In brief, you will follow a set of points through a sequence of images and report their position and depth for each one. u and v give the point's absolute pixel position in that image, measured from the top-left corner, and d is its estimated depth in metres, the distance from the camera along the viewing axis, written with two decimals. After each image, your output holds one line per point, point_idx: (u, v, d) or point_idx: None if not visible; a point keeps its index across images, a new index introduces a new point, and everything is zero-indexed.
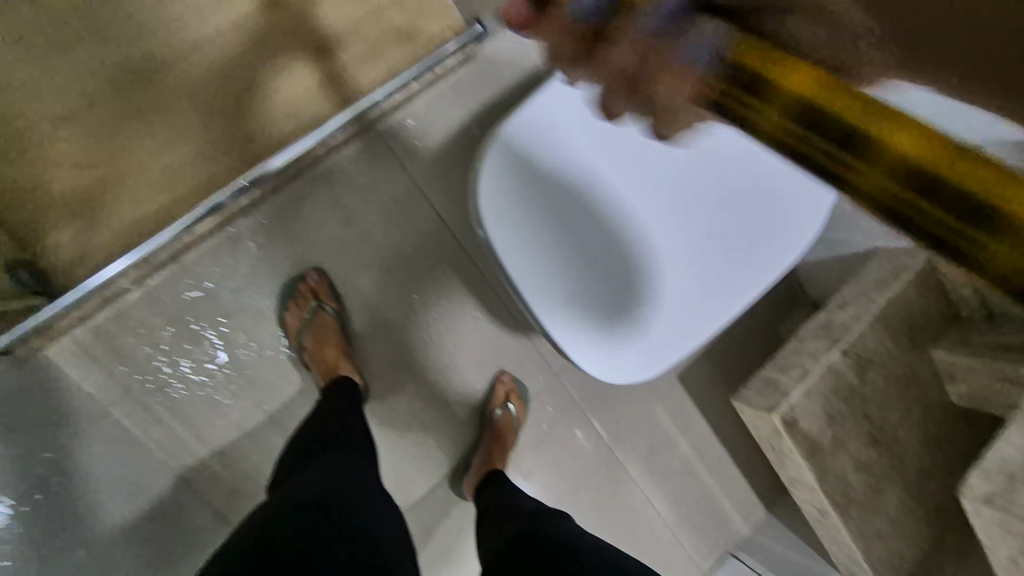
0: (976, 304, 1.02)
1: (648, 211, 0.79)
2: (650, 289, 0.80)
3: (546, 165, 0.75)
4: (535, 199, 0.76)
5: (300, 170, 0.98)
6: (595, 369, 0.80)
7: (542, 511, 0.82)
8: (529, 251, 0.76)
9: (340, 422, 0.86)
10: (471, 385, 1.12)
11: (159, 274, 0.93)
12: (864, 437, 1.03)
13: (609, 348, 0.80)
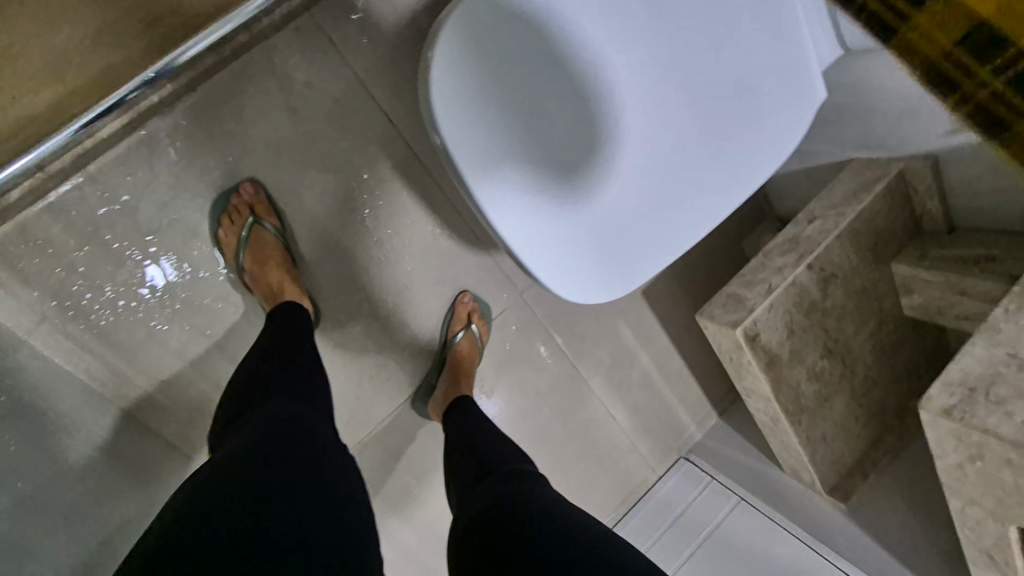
0: (940, 219, 1.03)
1: (628, 98, 0.67)
2: (627, 191, 0.70)
3: (510, 38, 0.63)
4: (496, 81, 0.64)
5: (223, 63, 0.83)
6: (560, 286, 0.69)
7: (515, 476, 0.78)
8: (487, 145, 0.65)
9: (291, 351, 0.81)
10: (432, 305, 1.07)
11: (64, 185, 0.80)
12: (821, 349, 1.05)
13: (578, 260, 0.70)
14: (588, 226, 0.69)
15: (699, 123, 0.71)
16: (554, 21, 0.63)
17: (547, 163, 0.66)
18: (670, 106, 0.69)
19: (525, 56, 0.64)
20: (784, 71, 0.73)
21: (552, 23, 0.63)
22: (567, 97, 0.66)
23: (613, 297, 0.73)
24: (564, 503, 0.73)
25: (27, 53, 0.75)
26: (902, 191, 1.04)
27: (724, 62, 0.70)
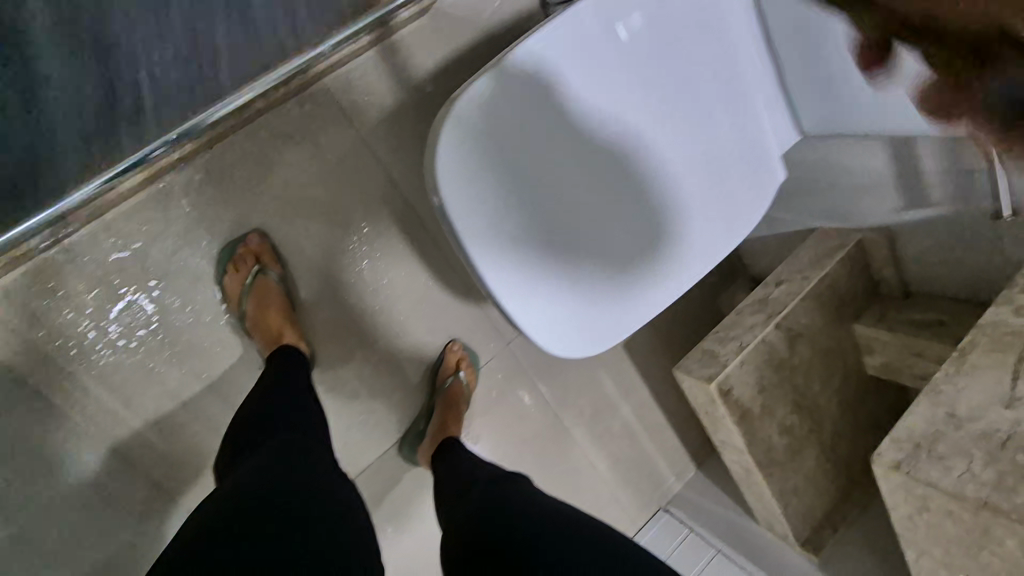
0: (895, 283, 1.12)
1: (616, 176, 0.74)
2: (612, 258, 0.76)
3: (512, 119, 0.68)
4: (497, 158, 0.68)
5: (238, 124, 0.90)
6: (549, 343, 0.76)
7: (499, 478, 0.85)
8: (489, 218, 0.69)
9: (291, 396, 0.83)
10: (422, 352, 1.12)
11: (79, 232, 0.84)
12: (790, 404, 1.11)
13: (566, 320, 0.76)
14: (577, 290, 0.76)
15: (676, 200, 0.78)
16: (550, 106, 0.69)
17: (544, 234, 0.72)
18: (653, 185, 0.76)
19: (525, 137, 0.69)
20: (753, 154, 0.83)
21: (549, 107, 0.69)
22: (562, 173, 0.71)
23: (597, 353, 0.80)
24: (541, 496, 0.80)
25: (61, 113, 0.81)
26: (862, 257, 1.12)
27: (698, 145, 0.78)
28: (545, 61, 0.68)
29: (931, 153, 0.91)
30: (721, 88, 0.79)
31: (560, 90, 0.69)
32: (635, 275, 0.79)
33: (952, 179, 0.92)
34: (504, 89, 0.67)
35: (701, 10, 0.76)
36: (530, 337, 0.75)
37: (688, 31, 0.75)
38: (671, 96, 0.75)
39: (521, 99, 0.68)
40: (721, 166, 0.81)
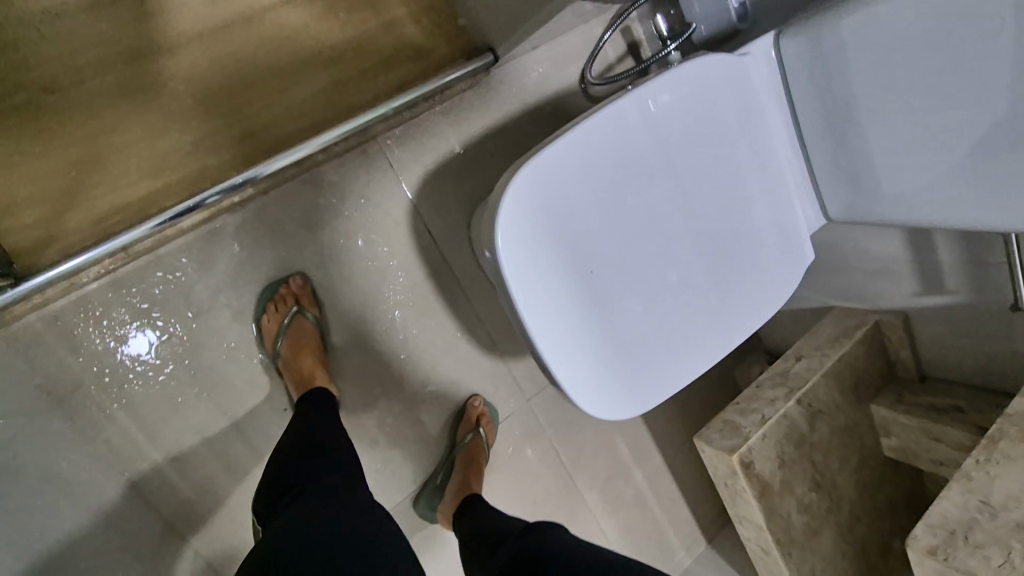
0: (912, 366, 1.14)
1: (657, 247, 0.78)
2: (648, 324, 0.79)
3: (567, 186, 0.72)
4: (552, 219, 0.72)
5: (294, 173, 0.94)
6: (582, 401, 0.77)
7: (529, 527, 0.84)
8: (539, 281, 0.72)
9: (322, 439, 0.83)
10: (444, 404, 1.12)
11: (130, 264, 0.86)
12: (809, 481, 1.10)
13: (600, 379, 0.78)
14: (614, 350, 0.78)
15: (711, 274, 0.82)
16: (601, 179, 0.74)
17: (588, 298, 0.75)
18: (690, 256, 0.80)
19: (577, 202, 0.73)
20: (784, 236, 0.88)
21: (601, 179, 0.74)
22: (608, 239, 0.75)
23: (628, 415, 0.80)
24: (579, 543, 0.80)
25: (133, 154, 0.85)
26: (879, 338, 1.15)
27: (734, 222, 0.83)
28: (600, 137, 0.74)
29: (946, 246, 0.96)
30: (756, 173, 0.84)
31: (611, 165, 0.74)
32: (670, 342, 0.81)
33: (968, 271, 0.96)
34: (562, 160, 0.72)
35: (739, 103, 0.82)
36: (569, 397, 0.76)
37: (730, 121, 0.81)
38: (712, 176, 0.80)
39: (576, 170, 0.73)
40: (755, 244, 0.85)
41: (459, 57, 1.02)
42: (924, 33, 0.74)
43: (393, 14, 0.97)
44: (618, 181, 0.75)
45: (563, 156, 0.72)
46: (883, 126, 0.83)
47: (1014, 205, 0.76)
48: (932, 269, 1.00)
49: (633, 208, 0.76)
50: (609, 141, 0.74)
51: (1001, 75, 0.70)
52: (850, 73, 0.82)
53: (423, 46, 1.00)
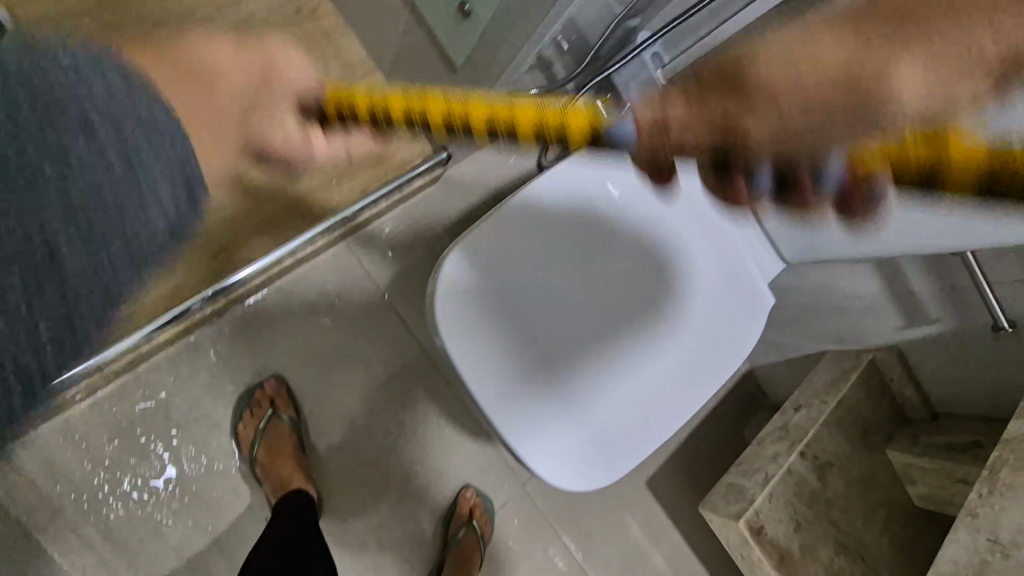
0: (919, 403, 1.09)
1: (603, 308, 0.79)
2: (609, 393, 0.79)
3: (507, 260, 0.75)
4: (495, 294, 0.74)
5: (267, 281, 0.99)
6: (549, 474, 0.75)
7: None
8: (485, 355, 0.73)
9: (293, 552, 0.81)
10: (436, 497, 1.09)
11: (110, 384, 0.89)
12: (835, 544, 1.01)
13: (564, 448, 0.76)
14: (579, 424, 0.77)
15: (666, 331, 0.81)
16: (538, 248, 0.77)
17: (538, 367, 0.75)
18: (642, 313, 0.80)
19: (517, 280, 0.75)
20: (740, 282, 0.86)
21: (538, 253, 0.76)
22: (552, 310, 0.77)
23: (598, 484, 0.78)
24: None
25: None
26: (876, 377, 1.12)
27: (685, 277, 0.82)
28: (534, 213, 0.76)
29: (915, 272, 0.95)
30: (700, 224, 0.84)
31: (546, 234, 0.77)
32: (633, 404, 0.80)
33: (946, 297, 0.94)
34: (497, 234, 0.75)
35: None
36: (534, 471, 0.75)
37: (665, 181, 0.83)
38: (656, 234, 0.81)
39: (512, 242, 0.75)
40: (709, 294, 0.84)
41: (417, 157, 1.08)
42: None
43: None
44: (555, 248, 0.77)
45: (497, 231, 0.75)
46: None
47: None
48: (906, 300, 0.99)
49: (575, 273, 0.78)
50: (541, 211, 0.76)
51: None
52: None
53: (383, 153, 1.07)
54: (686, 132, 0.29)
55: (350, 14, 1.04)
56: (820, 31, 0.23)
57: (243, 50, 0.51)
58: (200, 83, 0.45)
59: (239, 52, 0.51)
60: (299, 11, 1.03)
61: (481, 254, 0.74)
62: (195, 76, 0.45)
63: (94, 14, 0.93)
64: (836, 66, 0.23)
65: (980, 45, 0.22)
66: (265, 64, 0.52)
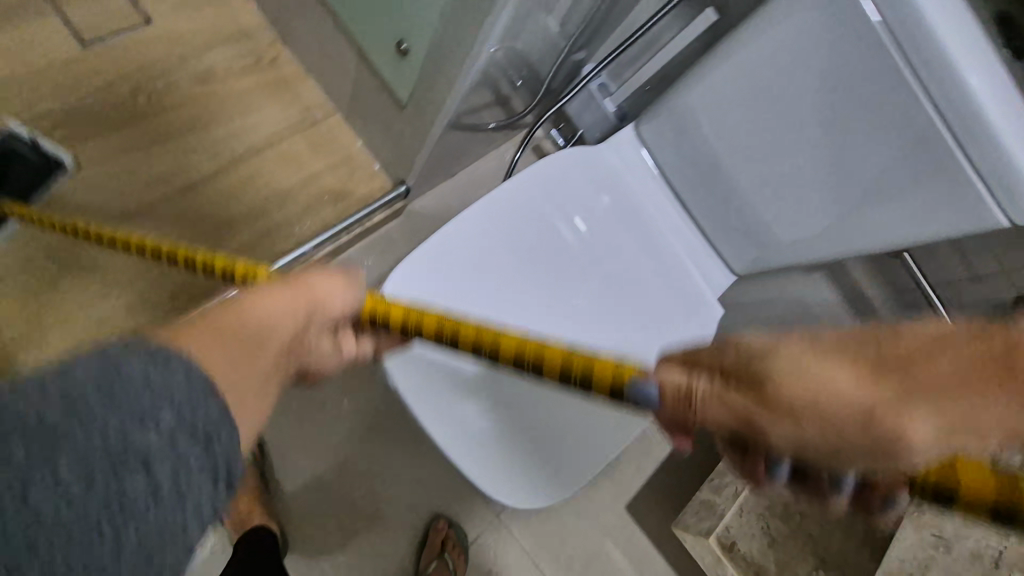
0: None
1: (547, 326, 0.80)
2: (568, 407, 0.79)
3: (448, 281, 0.77)
4: (435, 315, 0.76)
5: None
6: (494, 488, 0.77)
7: None
8: (425, 374, 0.77)
9: None
10: (405, 531, 1.09)
11: None
12: (813, 560, 0.97)
13: (509, 463, 0.78)
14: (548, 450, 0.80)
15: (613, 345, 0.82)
16: (479, 269, 0.79)
17: (479, 384, 0.79)
18: (587, 328, 0.82)
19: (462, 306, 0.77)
20: (683, 293, 0.88)
21: (479, 274, 0.78)
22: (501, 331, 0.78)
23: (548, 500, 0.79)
24: None
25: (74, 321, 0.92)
26: None
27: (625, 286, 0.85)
28: (468, 241, 0.79)
29: (859, 272, 1.00)
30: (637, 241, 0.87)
31: (486, 255, 0.79)
32: (577, 417, 0.82)
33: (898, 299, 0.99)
34: (437, 256, 0.77)
35: (608, 181, 0.88)
36: (479, 485, 0.77)
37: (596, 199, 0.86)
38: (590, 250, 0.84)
39: (452, 263, 0.77)
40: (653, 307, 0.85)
41: (377, 192, 1.11)
42: (760, 86, 0.78)
43: (311, 168, 1.08)
44: (497, 268, 0.79)
45: (437, 253, 0.77)
46: (755, 174, 0.84)
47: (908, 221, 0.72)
48: (855, 305, 1.03)
49: (518, 292, 0.80)
50: (481, 233, 0.79)
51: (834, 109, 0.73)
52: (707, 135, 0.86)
53: (343, 190, 1.09)
54: (711, 402, 0.38)
55: (307, 61, 1.09)
56: (838, 365, 0.34)
57: (284, 283, 0.52)
58: (245, 342, 0.45)
59: (280, 285, 0.52)
60: (258, 60, 1.08)
61: (422, 276, 0.76)
62: (243, 347, 0.44)
63: (55, 67, 0.96)
64: (862, 398, 0.33)
65: (960, 416, 0.32)
66: (306, 292, 0.53)
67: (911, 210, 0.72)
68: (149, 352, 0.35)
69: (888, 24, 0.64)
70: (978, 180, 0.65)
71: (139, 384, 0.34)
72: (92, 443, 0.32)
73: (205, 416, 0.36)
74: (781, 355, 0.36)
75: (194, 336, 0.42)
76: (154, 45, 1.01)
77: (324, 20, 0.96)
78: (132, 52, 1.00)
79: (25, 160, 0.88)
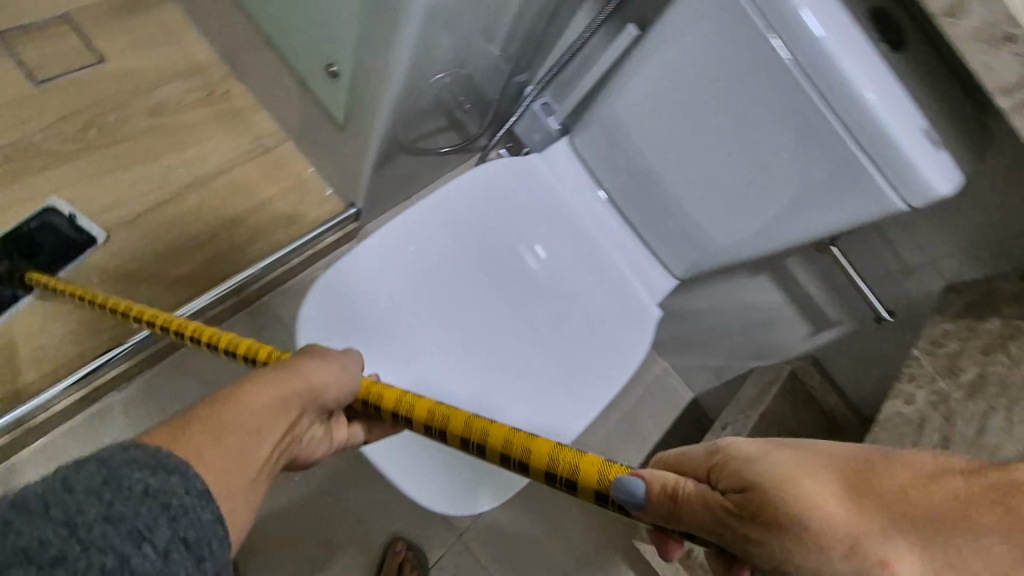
0: (847, 411, 1.08)
1: (480, 331, 0.82)
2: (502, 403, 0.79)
3: (376, 289, 0.79)
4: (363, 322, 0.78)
5: (170, 350, 1.01)
6: (424, 496, 0.74)
7: None
8: None
9: None
10: (365, 554, 1.08)
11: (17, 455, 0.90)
12: None
13: (441, 469, 0.76)
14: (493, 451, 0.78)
15: (548, 349, 0.83)
16: (408, 277, 0.80)
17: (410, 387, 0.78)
18: (520, 333, 0.83)
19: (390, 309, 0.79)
20: (619, 296, 0.90)
21: (409, 281, 0.80)
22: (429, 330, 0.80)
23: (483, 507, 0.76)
24: None
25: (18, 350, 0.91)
26: (802, 388, 1.11)
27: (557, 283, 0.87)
28: (394, 246, 0.81)
29: (805, 275, 0.99)
30: (570, 247, 0.89)
31: (415, 263, 0.81)
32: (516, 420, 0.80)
33: (840, 300, 0.98)
34: (364, 264, 0.79)
35: (539, 189, 0.90)
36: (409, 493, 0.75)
37: (524, 201, 0.88)
38: (519, 249, 0.86)
39: (381, 271, 0.79)
40: (586, 311, 0.87)
41: (328, 214, 1.13)
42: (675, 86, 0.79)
43: (263, 194, 1.11)
44: (427, 276, 0.81)
45: (365, 261, 0.79)
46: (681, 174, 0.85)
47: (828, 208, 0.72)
48: (806, 307, 1.03)
49: (449, 298, 0.82)
50: (410, 241, 0.81)
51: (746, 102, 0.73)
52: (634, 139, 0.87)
53: (295, 213, 1.11)
54: (696, 503, 0.41)
55: (259, 93, 1.12)
56: (824, 484, 0.37)
57: (279, 372, 0.51)
58: (244, 450, 0.42)
59: (275, 377, 0.50)
60: (210, 93, 1.12)
61: (350, 285, 0.78)
62: (242, 459, 0.42)
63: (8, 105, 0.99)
64: (846, 522, 0.35)
65: (950, 555, 0.33)
66: (300, 381, 0.51)
67: (830, 196, 0.71)
68: (149, 461, 0.35)
69: (763, 16, 0.67)
70: (870, 163, 0.66)
71: (139, 494, 0.33)
72: (86, 567, 0.29)
73: (202, 530, 0.35)
74: (765, 463, 0.40)
75: (193, 443, 0.40)
76: (107, 82, 1.05)
77: (267, 51, 1.00)
78: (84, 88, 1.04)
79: (60, 233, 0.95)
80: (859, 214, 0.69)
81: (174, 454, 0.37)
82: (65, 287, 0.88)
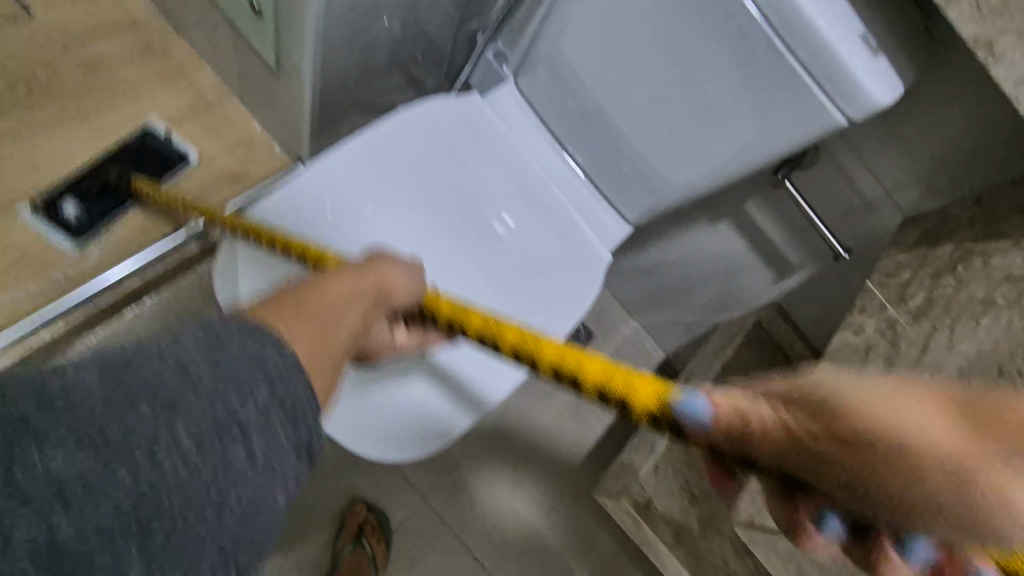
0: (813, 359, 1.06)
1: None
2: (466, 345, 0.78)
3: (305, 231, 0.76)
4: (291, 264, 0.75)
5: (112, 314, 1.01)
6: (355, 440, 0.72)
7: None
8: None
9: None
10: (323, 518, 1.07)
11: None
12: None
13: (374, 414, 0.73)
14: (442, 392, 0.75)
15: (491, 293, 0.82)
16: (340, 218, 0.77)
17: None
18: (462, 279, 0.81)
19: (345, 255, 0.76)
20: (568, 243, 0.87)
21: (341, 223, 0.77)
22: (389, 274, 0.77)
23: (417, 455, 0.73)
24: None
25: None
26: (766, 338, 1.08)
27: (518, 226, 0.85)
28: (344, 193, 0.78)
29: (764, 218, 0.96)
30: (517, 189, 0.86)
31: (349, 204, 0.78)
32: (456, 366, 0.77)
33: (798, 240, 0.95)
34: (292, 206, 0.76)
35: (482, 128, 0.86)
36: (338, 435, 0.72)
37: (467, 141, 0.85)
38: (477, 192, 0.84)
39: (312, 213, 0.76)
40: (533, 256, 0.85)
41: (275, 173, 1.10)
42: (610, 12, 0.75)
43: (205, 152, 1.07)
44: (361, 218, 0.78)
45: (293, 203, 0.76)
46: (623, 110, 0.82)
47: (770, 134, 0.71)
48: (767, 251, 1.00)
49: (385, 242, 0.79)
50: (342, 182, 0.78)
51: (684, 27, 0.70)
52: (574, 75, 0.83)
53: (241, 171, 1.08)
54: (756, 427, 0.31)
55: (198, 47, 1.08)
56: (926, 406, 0.27)
57: (353, 271, 0.51)
58: (327, 335, 0.43)
59: (348, 275, 0.50)
60: (147, 46, 1.07)
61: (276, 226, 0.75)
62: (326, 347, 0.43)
63: None
64: (953, 444, 0.26)
65: None
66: (377, 278, 0.52)
67: (769, 121, 0.70)
68: (256, 332, 0.38)
69: None
70: (813, 82, 0.65)
71: (238, 354, 0.36)
72: (197, 413, 0.34)
73: (294, 396, 0.37)
74: (858, 385, 0.29)
75: (283, 324, 0.41)
76: (36, 35, 1.00)
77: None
78: (11, 42, 0.99)
79: (158, 150, 1.03)
80: (805, 135, 0.69)
81: (265, 328, 0.39)
82: (168, 195, 0.95)
